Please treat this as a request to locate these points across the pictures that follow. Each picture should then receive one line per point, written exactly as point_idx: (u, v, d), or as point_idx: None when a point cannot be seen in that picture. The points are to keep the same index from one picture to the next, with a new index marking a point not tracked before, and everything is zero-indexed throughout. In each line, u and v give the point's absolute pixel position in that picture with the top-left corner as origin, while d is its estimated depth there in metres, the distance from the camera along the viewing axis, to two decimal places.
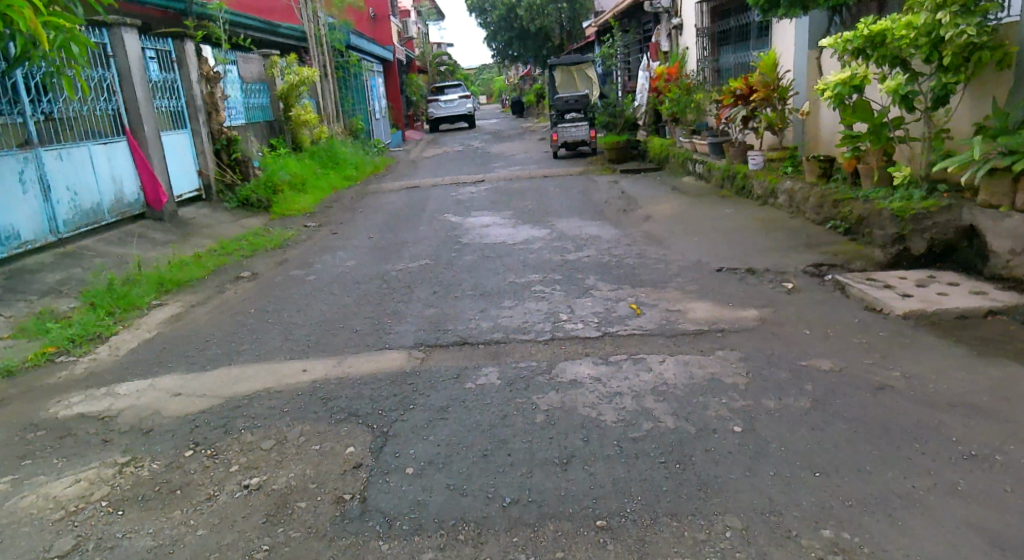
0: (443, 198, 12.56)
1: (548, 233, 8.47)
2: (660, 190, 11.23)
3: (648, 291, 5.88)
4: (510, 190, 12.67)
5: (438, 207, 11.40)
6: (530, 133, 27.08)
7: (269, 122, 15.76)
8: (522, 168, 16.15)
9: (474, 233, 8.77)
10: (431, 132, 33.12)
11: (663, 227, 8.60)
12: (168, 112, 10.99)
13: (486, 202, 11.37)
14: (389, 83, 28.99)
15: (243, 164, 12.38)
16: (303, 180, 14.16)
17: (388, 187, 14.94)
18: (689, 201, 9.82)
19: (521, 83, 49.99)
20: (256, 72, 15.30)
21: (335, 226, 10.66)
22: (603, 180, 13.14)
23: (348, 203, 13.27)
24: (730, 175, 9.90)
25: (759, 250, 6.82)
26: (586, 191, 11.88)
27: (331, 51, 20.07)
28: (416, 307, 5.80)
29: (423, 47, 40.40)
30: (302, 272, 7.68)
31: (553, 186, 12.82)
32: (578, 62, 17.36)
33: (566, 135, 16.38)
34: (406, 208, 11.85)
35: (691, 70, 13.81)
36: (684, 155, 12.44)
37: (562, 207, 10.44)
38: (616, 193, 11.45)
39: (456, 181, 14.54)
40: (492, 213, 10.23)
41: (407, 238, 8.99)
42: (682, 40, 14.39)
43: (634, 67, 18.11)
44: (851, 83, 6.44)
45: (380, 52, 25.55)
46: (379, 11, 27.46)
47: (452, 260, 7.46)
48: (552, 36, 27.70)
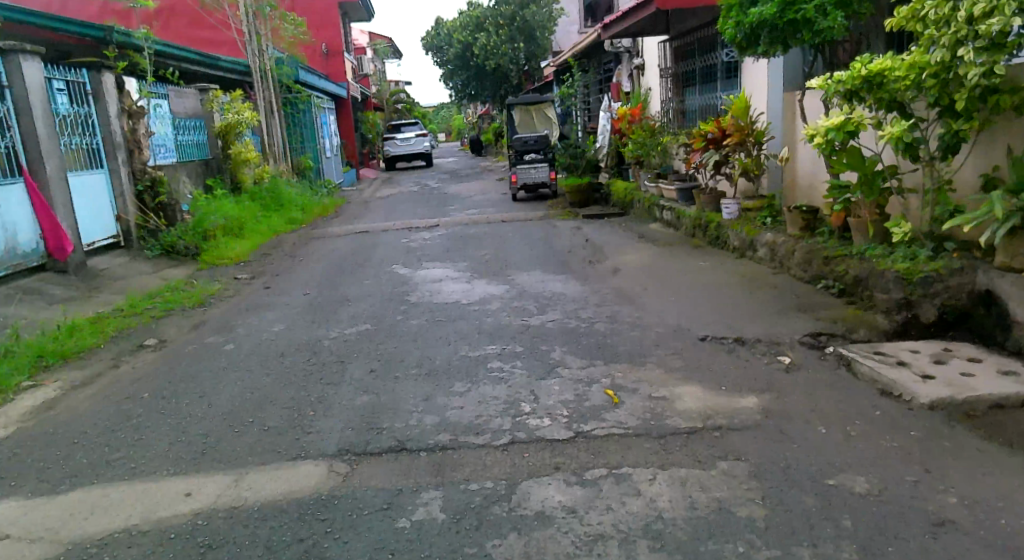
0: (392, 245, 11.59)
1: (506, 290, 7.56)
2: (626, 238, 10.42)
3: (624, 368, 4.98)
4: (465, 237, 11.76)
5: (385, 256, 10.44)
6: (489, 172, 26.31)
7: (204, 160, 14.66)
8: (479, 211, 15.28)
9: (423, 290, 7.82)
10: (388, 170, 32.24)
11: (633, 281, 7.74)
12: (83, 149, 10.28)
13: (439, 251, 10.45)
14: (342, 120, 28.07)
15: (165, 207, 11.52)
16: (240, 224, 13.13)
17: (335, 231, 13.92)
18: (660, 252, 9.01)
19: (479, 121, 49.45)
20: (191, 107, 14.30)
21: (269, 278, 9.62)
22: (564, 226, 12.33)
23: (288, 250, 12.21)
24: (702, 224, 9.09)
25: (746, 313, 5.97)
26: (547, 239, 11.05)
27: (278, 86, 19.09)
28: (347, 393, 4.82)
29: (380, 84, 39.61)
30: (223, 339, 6.65)
31: (512, 232, 11.97)
32: (537, 101, 16.65)
33: (525, 177, 15.65)
34: (350, 256, 10.85)
35: (655, 112, 13.10)
36: (649, 200, 11.69)
37: (522, 257, 9.57)
38: (580, 242, 10.61)
39: (409, 225, 13.60)
40: (445, 264, 9.32)
41: (348, 294, 8.01)
42: (644, 80, 13.71)
43: (595, 107, 17.47)
44: (844, 129, 5.56)
45: (332, 88, 24.65)
46: (332, 47, 26.65)
47: (396, 324, 6.49)
48: (510, 75, 27.07)
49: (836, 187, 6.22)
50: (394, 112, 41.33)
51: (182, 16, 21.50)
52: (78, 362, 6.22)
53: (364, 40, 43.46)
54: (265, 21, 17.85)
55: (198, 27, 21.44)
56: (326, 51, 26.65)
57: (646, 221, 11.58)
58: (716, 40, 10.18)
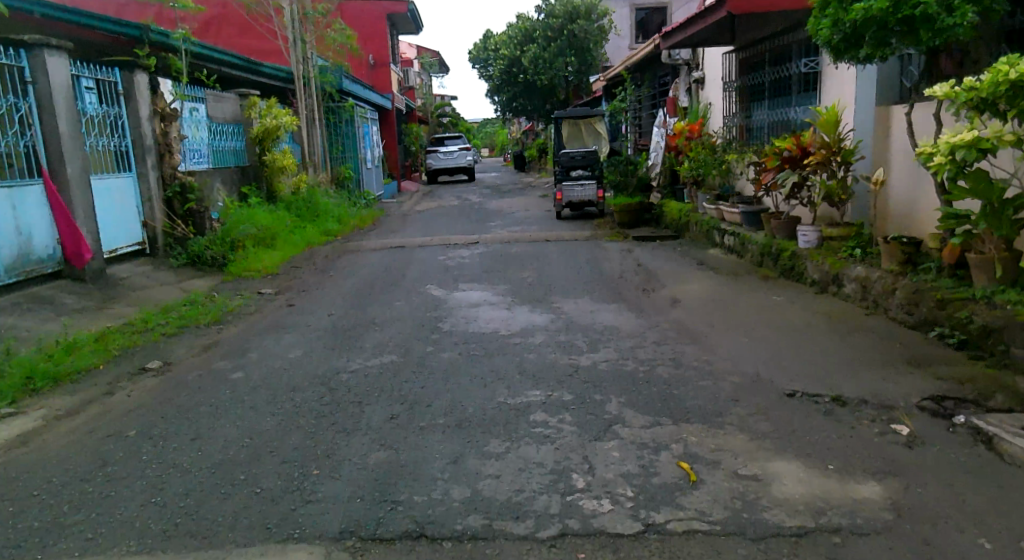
0: (427, 262, 10.82)
1: (552, 320, 6.69)
2: (683, 264, 9.48)
3: (699, 430, 4.08)
4: (508, 255, 10.92)
5: (419, 275, 9.67)
6: (532, 188, 25.53)
7: (241, 166, 14.08)
8: (522, 229, 14.46)
9: (459, 316, 7.00)
10: (428, 182, 31.65)
11: (696, 315, 6.82)
12: (108, 151, 9.59)
13: (477, 270, 9.63)
14: (386, 131, 27.53)
15: (195, 214, 10.73)
16: (272, 233, 12.49)
17: (369, 245, 13.22)
18: (724, 282, 8.06)
19: (523, 137, 48.82)
20: (230, 112, 13.78)
21: (294, 294, 8.92)
22: (614, 248, 11.42)
23: (319, 263, 11.53)
24: (772, 252, 8.11)
25: (840, 363, 5.01)
26: (596, 261, 10.15)
27: (319, 93, 18.54)
28: (361, 445, 4.00)
29: (425, 97, 39.18)
30: (233, 364, 5.89)
31: (558, 253, 11.10)
32: (586, 115, 15.80)
33: (570, 194, 14.80)
34: (383, 273, 10.12)
35: (715, 129, 12.12)
36: (708, 223, 10.74)
37: (569, 282, 8.68)
38: (633, 266, 9.69)
39: (447, 241, 12.84)
40: (485, 285, 8.50)
41: (377, 318, 7.22)
42: (704, 94, 12.77)
43: (647, 123, 16.56)
44: (976, 148, 4.61)
45: (377, 98, 24.13)
46: (379, 58, 26.15)
47: (426, 357, 5.67)
48: (557, 91, 26.28)
49: (953, 216, 5.27)
50: (438, 125, 40.86)
51: (233, 24, 21.13)
52: (78, 381, 5.47)
53: (411, 52, 43.13)
54: (311, 26, 17.32)
55: (248, 35, 21.09)
56: (373, 63, 26.18)
57: (705, 246, 10.61)
58: (791, 51, 9.23)
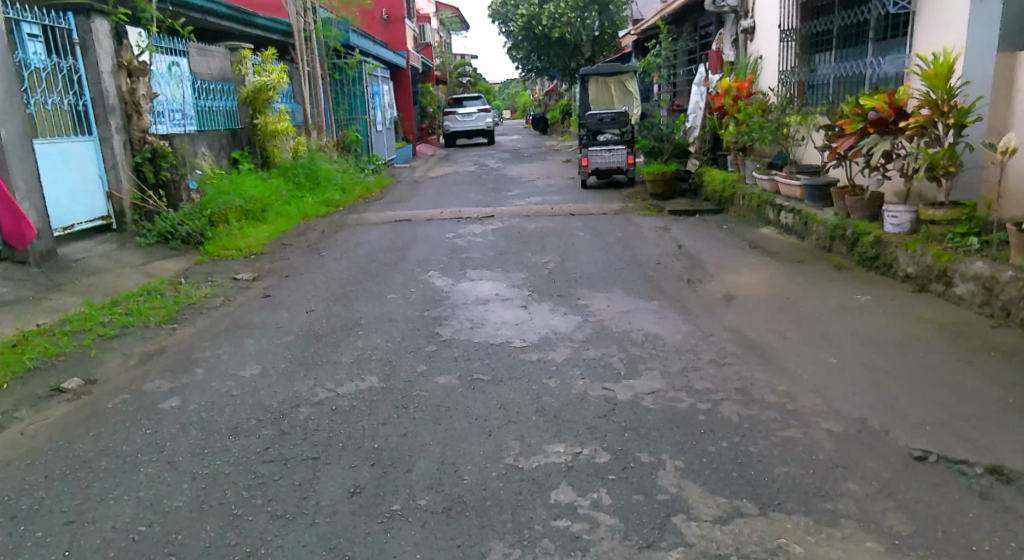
0: (433, 240, 9.49)
1: (579, 327, 5.35)
2: (732, 247, 8.07)
3: (803, 531, 2.77)
4: (528, 234, 9.54)
5: (421, 257, 8.35)
6: (554, 154, 24.00)
7: (233, 129, 12.82)
8: (543, 199, 13.04)
9: (463, 317, 5.67)
10: (446, 146, 30.18)
11: (759, 319, 5.45)
12: (61, 110, 8.36)
13: (489, 253, 8.30)
14: (399, 92, 26.04)
15: (168, 184, 9.46)
16: (263, 205, 11.25)
17: (372, 217, 11.91)
18: (786, 273, 6.67)
19: (546, 97, 46.99)
20: (219, 68, 12.43)
21: (275, 280, 7.64)
22: (648, 225, 10.00)
23: (314, 239, 10.25)
24: (847, 236, 6.69)
25: (978, 406, 3.65)
26: (629, 243, 8.75)
27: (323, 49, 17.09)
28: (302, 547, 2.80)
29: (443, 56, 37.44)
30: (172, 387, 4.61)
31: (583, 230, 9.70)
32: (616, 72, 14.24)
33: (596, 161, 13.38)
34: (381, 253, 8.82)
35: (768, 86, 10.57)
36: (760, 197, 9.32)
37: (599, 271, 7.30)
38: (673, 249, 8.28)
39: (459, 213, 11.50)
40: (498, 274, 7.16)
41: (363, 318, 5.91)
42: (754, 46, 11.24)
43: (683, 82, 14.98)
44: None
45: (389, 56, 22.65)
46: (392, 13, 24.61)
47: (414, 381, 4.38)
48: (581, 47, 24.51)
49: None
50: (457, 86, 39.15)
51: None
52: None
53: (428, 8, 41.19)
54: None
55: None
56: (386, 18, 24.65)
57: (754, 225, 9.20)
58: None
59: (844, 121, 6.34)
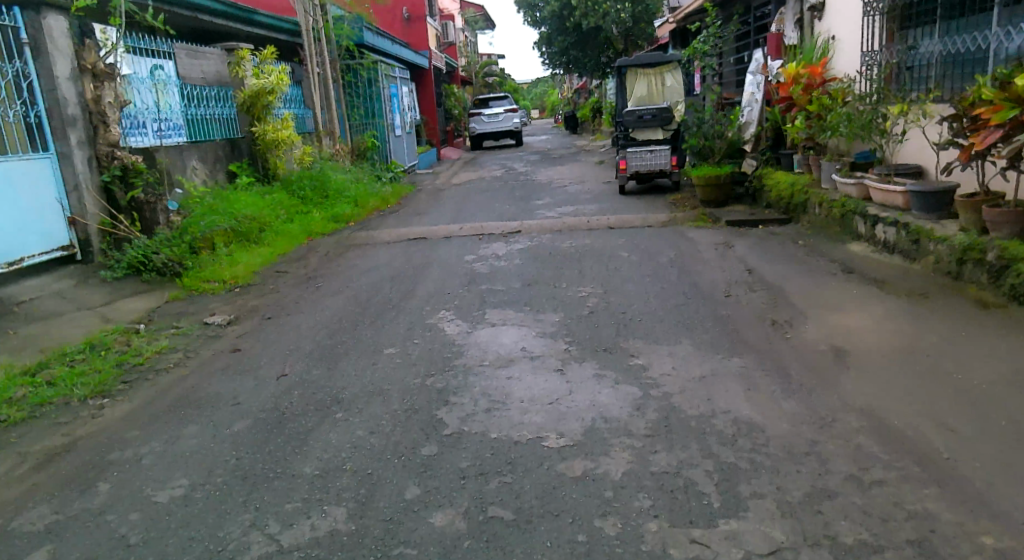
0: (450, 265, 8.01)
1: (639, 410, 3.83)
2: (817, 273, 6.48)
3: None
4: (562, 256, 8.02)
5: (433, 290, 6.86)
6: (587, 154, 22.49)
7: (231, 140, 11.50)
8: (578, 210, 11.50)
9: (477, 391, 4.19)
10: (472, 149, 28.74)
11: (895, 397, 3.88)
12: (8, 124, 6.95)
13: (515, 283, 6.81)
14: (422, 94, 24.65)
15: (143, 205, 8.03)
16: (259, 224, 9.87)
17: (384, 234, 10.48)
18: (905, 315, 5.07)
19: (575, 96, 45.39)
20: (213, 71, 11.09)
21: (254, 323, 6.22)
22: (705, 241, 8.42)
23: (313, 264, 8.84)
24: (1004, 262, 5.14)
25: None
26: (686, 267, 7.19)
27: (335, 50, 15.74)
28: None
29: (468, 56, 36.02)
30: (56, 525, 3.18)
31: (629, 250, 8.16)
32: (655, 62, 12.68)
33: (637, 164, 12.07)
34: (387, 283, 7.37)
35: (846, 72, 9.00)
36: (845, 204, 7.75)
37: (654, 309, 5.77)
38: (743, 275, 6.72)
39: (482, 228, 10.04)
40: (527, 318, 5.66)
41: (350, 387, 4.47)
42: (824, 26, 9.70)
43: (730, 74, 13.38)
44: None
45: (410, 55, 21.26)
46: (414, 11, 23.33)
47: (408, 517, 2.96)
48: (613, 40, 22.90)
49: None
50: (483, 86, 37.72)
51: None
52: None
53: (451, 7, 39.73)
54: None
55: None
56: (408, 16, 23.38)
57: (838, 240, 7.59)
58: None
59: (989, 108, 5.15)
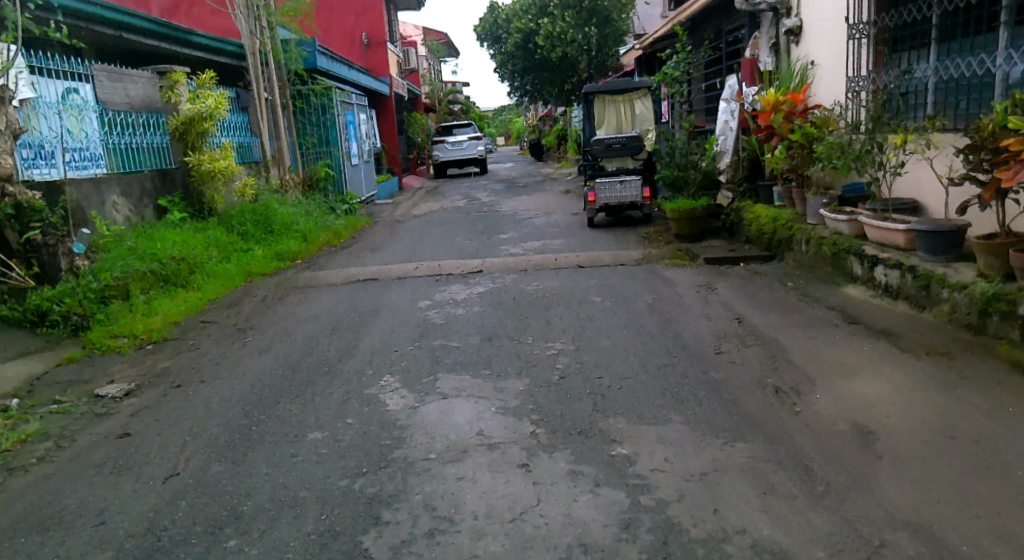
0: (401, 313, 7.07)
1: (627, 531, 2.94)
2: (817, 322, 5.69)
3: None
4: (527, 301, 7.16)
5: (378, 346, 5.92)
6: (554, 183, 21.72)
7: (163, 170, 10.48)
8: (545, 245, 10.68)
9: (416, 503, 3.28)
10: (436, 177, 27.90)
11: (948, 503, 3.04)
12: None
13: (474, 338, 5.90)
14: (382, 121, 23.76)
15: (41, 248, 7.09)
16: (188, 265, 8.89)
17: (331, 275, 9.49)
18: (934, 380, 4.26)
19: (541, 122, 44.86)
20: (141, 96, 10.07)
21: (161, 394, 5.24)
22: (684, 282, 7.63)
23: (246, 312, 7.84)
24: None
25: None
26: (666, 315, 6.38)
27: (285, 74, 14.76)
28: None
29: (432, 82, 35.28)
30: None
31: (601, 294, 7.33)
32: (624, 88, 11.95)
33: (607, 196, 11.36)
34: (326, 336, 6.41)
35: (831, 98, 8.29)
36: (837, 243, 6.95)
37: (634, 370, 4.93)
38: (732, 324, 5.91)
39: (440, 268, 9.12)
40: (485, 386, 4.76)
41: (256, 495, 3.50)
42: (802, 50, 9.01)
43: (700, 101, 12.67)
44: None
45: (367, 81, 20.38)
46: (373, 36, 22.41)
47: None
48: (578, 67, 22.27)
49: None
50: (448, 113, 36.97)
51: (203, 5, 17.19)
52: None
53: (415, 33, 39.00)
54: None
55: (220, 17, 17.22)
56: (367, 42, 22.43)
57: (833, 281, 6.81)
58: None
59: (1019, 140, 4.36)
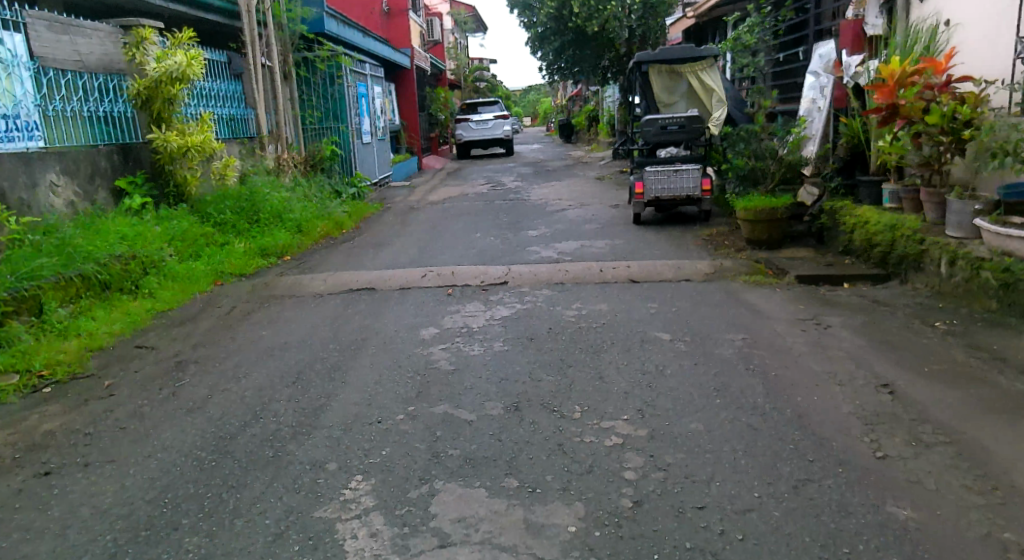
0: (395, 348, 5.19)
1: None
2: (1020, 402, 3.73)
3: None
4: (568, 337, 5.25)
5: (355, 410, 4.05)
6: (587, 168, 19.71)
7: (126, 146, 8.61)
8: (584, 247, 8.74)
9: None
10: (459, 158, 25.97)
11: None
12: None
13: (491, 405, 4.01)
14: (402, 96, 21.76)
15: None
16: (141, 264, 7.06)
17: (320, 279, 7.65)
18: None
19: (569, 102, 42.62)
20: (99, 55, 8.19)
21: (9, 491, 3.42)
22: (779, 313, 5.68)
23: (201, 330, 6.01)
24: None
25: None
26: (771, 371, 4.45)
27: (289, 37, 12.88)
28: None
29: (457, 58, 33.32)
30: None
31: (669, 328, 5.42)
32: (685, 58, 9.95)
33: (659, 189, 9.38)
34: (286, 385, 4.55)
35: (985, 71, 6.23)
36: (1009, 269, 4.96)
37: (760, 493, 3.01)
38: (881, 396, 3.96)
39: (454, 278, 7.24)
40: (513, 522, 2.87)
41: None
42: (935, 6, 6.92)
43: (772, 78, 10.72)
44: None
45: (385, 52, 18.43)
46: (393, 4, 20.42)
47: None
48: (616, 42, 20.15)
49: None
50: (473, 91, 34.91)
51: None
52: None
53: (439, 4, 36.83)
54: None
55: None
56: (386, 10, 20.46)
57: (1003, 325, 4.85)
58: None
59: None
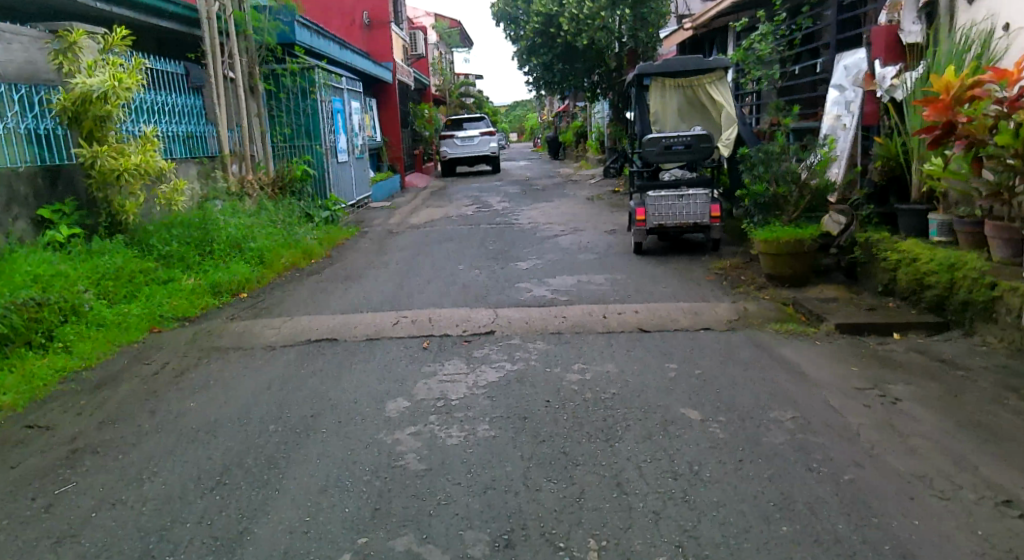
0: (352, 431, 4.08)
1: None
2: None
3: None
4: (573, 416, 4.14)
5: (286, 542, 2.95)
6: (577, 187, 18.69)
7: (53, 168, 7.46)
8: (582, 283, 7.67)
9: None
10: (443, 175, 24.92)
11: None
12: None
13: (473, 536, 2.92)
14: (384, 111, 20.69)
15: None
16: (59, 308, 5.91)
17: (276, 325, 6.53)
18: None
19: (557, 118, 41.77)
20: (18, 63, 7.05)
21: None
22: (827, 379, 4.62)
23: (117, 396, 4.86)
24: None
25: None
26: (842, 475, 3.38)
27: (256, 47, 11.78)
28: None
29: (442, 72, 32.32)
30: None
31: (697, 401, 4.34)
32: (693, 70, 8.95)
33: (664, 215, 8.32)
34: (201, 492, 3.42)
35: None
36: None
37: None
38: (1007, 527, 2.91)
39: (431, 325, 6.13)
40: None
41: None
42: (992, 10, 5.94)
43: (785, 93, 9.74)
44: None
45: (365, 64, 17.37)
46: (375, 15, 19.37)
47: None
48: (607, 56, 19.14)
49: None
50: (459, 106, 33.92)
51: None
52: None
53: (423, 17, 35.86)
54: None
55: None
56: (368, 22, 19.41)
57: None
58: None
59: None
